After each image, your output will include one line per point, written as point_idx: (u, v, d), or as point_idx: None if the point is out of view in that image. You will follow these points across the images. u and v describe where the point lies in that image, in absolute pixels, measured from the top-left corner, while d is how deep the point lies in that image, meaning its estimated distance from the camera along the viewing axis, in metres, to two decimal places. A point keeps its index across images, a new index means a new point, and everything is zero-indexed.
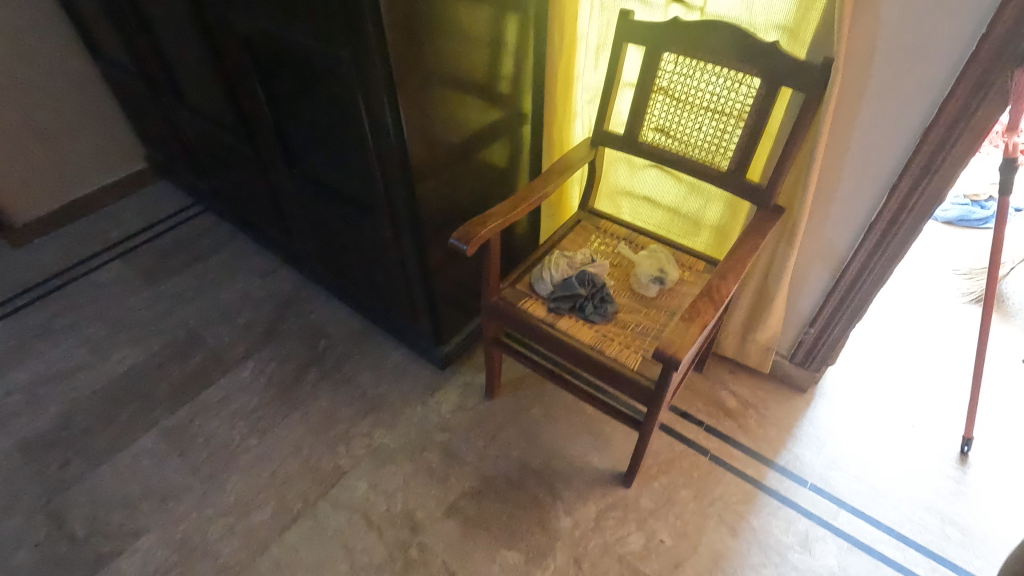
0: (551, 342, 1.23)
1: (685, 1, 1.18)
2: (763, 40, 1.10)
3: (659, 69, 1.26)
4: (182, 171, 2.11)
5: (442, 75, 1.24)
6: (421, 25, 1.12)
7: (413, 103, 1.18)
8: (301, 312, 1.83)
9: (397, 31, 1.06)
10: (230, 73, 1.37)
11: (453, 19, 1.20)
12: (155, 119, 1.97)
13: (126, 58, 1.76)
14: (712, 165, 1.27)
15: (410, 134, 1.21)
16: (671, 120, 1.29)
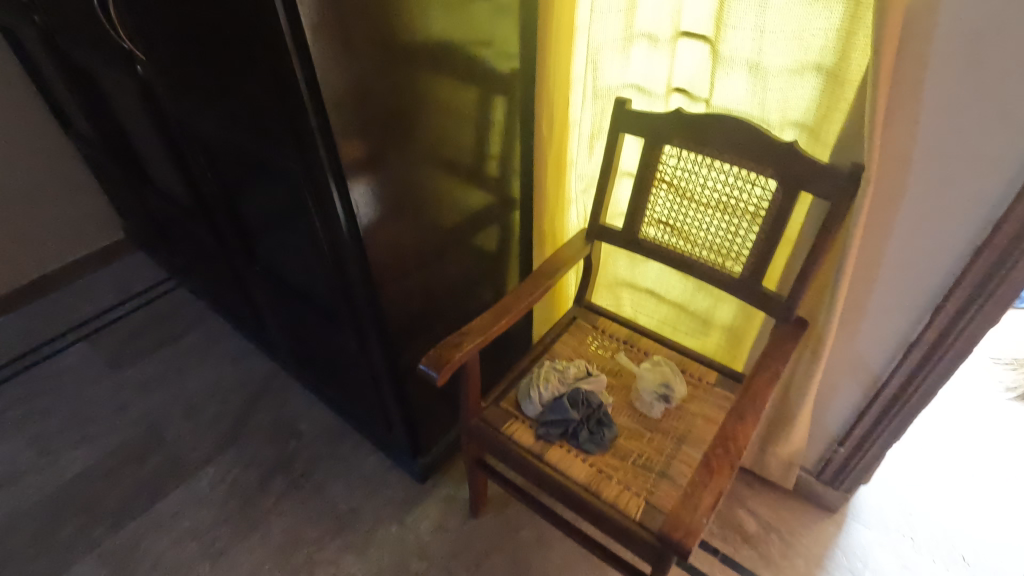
0: (539, 477, 1.05)
1: (688, 92, 1.05)
2: (778, 138, 0.96)
3: (660, 164, 1.12)
4: (155, 244, 2.00)
5: (413, 170, 1.11)
6: (384, 123, 1.00)
7: (375, 205, 1.05)
8: (271, 405, 1.67)
9: (351, 133, 0.94)
10: (189, 164, 1.24)
11: (424, 111, 1.07)
12: (126, 194, 1.85)
13: (93, 135, 1.66)
14: (722, 269, 1.12)
15: (371, 237, 1.08)
16: (675, 217, 1.15)
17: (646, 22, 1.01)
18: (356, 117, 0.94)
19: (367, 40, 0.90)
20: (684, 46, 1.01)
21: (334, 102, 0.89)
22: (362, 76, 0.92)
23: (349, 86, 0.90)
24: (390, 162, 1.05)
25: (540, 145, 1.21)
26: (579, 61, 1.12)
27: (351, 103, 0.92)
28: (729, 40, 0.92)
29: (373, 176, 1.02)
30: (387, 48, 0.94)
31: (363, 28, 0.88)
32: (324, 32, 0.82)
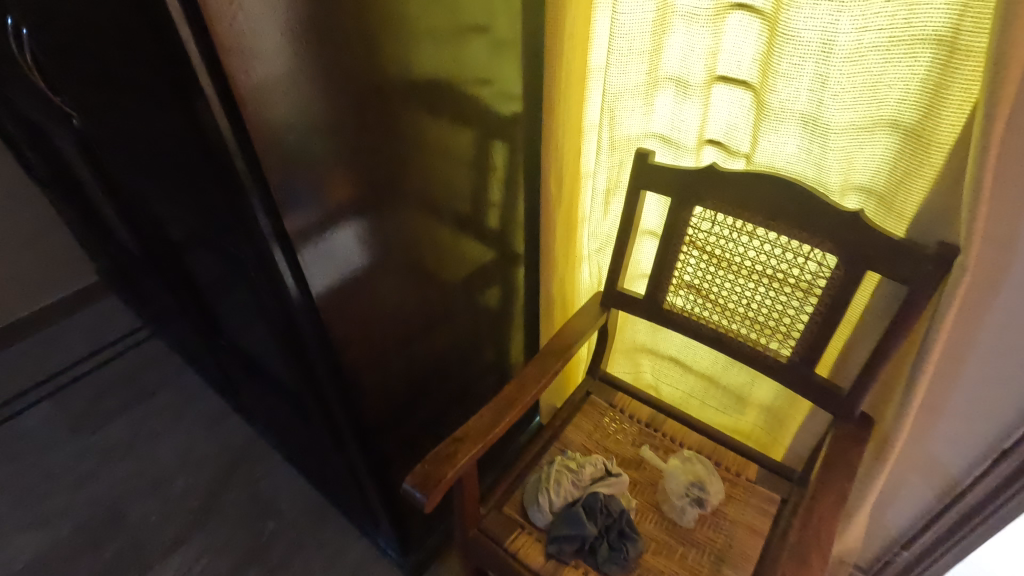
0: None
1: (724, 145, 0.89)
2: (839, 205, 0.79)
3: (690, 227, 0.95)
4: (125, 289, 1.83)
5: (392, 234, 0.94)
6: (357, 186, 0.83)
7: (342, 278, 0.89)
8: (248, 479, 1.50)
9: (310, 201, 0.78)
10: (143, 224, 1.08)
11: (405, 168, 0.91)
12: (88, 237, 1.68)
13: (50, 177, 1.50)
14: (766, 350, 0.94)
15: (336, 315, 0.91)
16: (708, 288, 0.98)
17: (674, 66, 0.85)
18: (319, 184, 0.78)
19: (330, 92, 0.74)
20: (721, 93, 0.85)
21: (283, 164, 0.72)
22: (326, 135, 0.75)
23: (307, 145, 0.74)
24: (360, 229, 0.88)
25: (547, 201, 1.04)
26: (594, 107, 0.96)
27: (308, 166, 0.75)
28: (779, 90, 0.75)
29: (338, 245, 0.86)
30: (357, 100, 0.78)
31: (323, 80, 0.72)
32: (264, 81, 0.66)
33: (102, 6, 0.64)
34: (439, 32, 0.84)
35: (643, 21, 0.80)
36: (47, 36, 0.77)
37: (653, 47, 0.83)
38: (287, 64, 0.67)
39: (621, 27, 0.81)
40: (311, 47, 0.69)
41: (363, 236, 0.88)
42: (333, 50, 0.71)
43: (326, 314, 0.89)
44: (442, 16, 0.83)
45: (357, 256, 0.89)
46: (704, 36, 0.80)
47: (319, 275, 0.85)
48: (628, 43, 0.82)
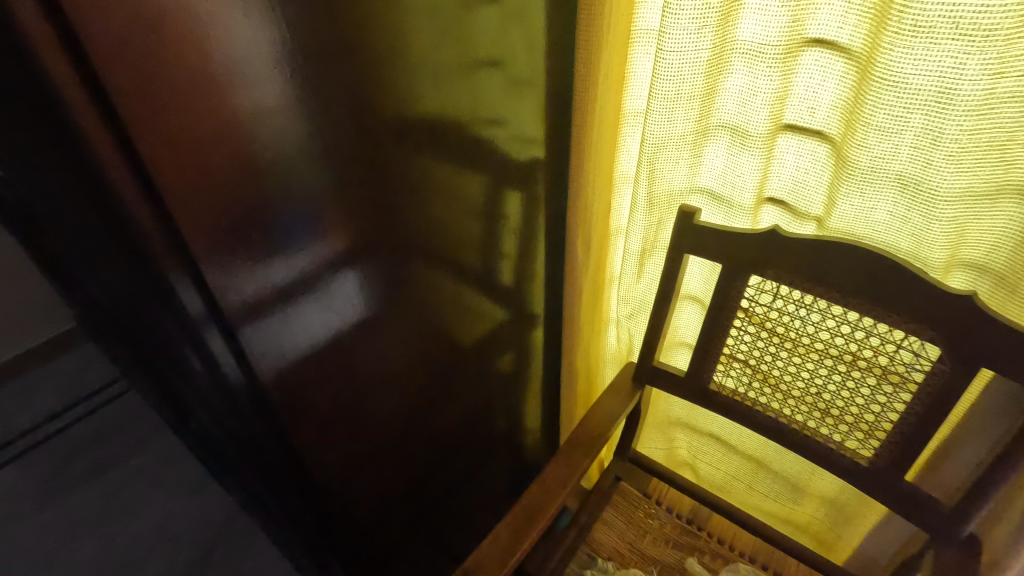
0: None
1: (789, 205, 0.74)
2: (944, 286, 0.64)
3: (746, 299, 0.80)
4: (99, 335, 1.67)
5: (373, 305, 0.78)
6: (317, 252, 0.66)
7: (296, 355, 0.71)
8: (229, 560, 1.34)
9: (251, 271, 0.59)
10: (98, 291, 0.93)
11: (396, 228, 0.75)
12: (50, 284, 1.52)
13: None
14: (841, 447, 0.79)
15: (304, 407, 0.75)
16: (768, 368, 0.82)
17: (730, 112, 0.70)
18: (269, 256, 0.60)
19: (286, 148, 0.57)
20: (786, 145, 0.70)
21: (216, 242, 0.55)
22: (292, 201, 0.60)
23: (264, 216, 0.58)
24: (326, 305, 0.71)
25: (575, 265, 0.91)
26: (630, 158, 0.81)
27: (265, 241, 0.59)
28: (871, 146, 0.60)
29: (295, 322, 0.68)
30: (329, 156, 0.61)
31: (276, 133, 0.55)
32: (181, 140, 0.49)
33: None
34: (440, 70, 0.69)
35: (693, 59, 0.66)
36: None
37: (705, 90, 0.68)
38: (217, 113, 0.50)
39: (667, 66, 0.66)
40: (262, 94, 0.53)
41: (325, 305, 0.71)
42: (289, 96, 0.55)
43: (265, 398, 0.70)
44: (443, 50, 0.68)
45: (314, 325, 0.71)
46: (770, 79, 0.65)
47: (265, 355, 0.67)
48: (676, 86, 0.68)
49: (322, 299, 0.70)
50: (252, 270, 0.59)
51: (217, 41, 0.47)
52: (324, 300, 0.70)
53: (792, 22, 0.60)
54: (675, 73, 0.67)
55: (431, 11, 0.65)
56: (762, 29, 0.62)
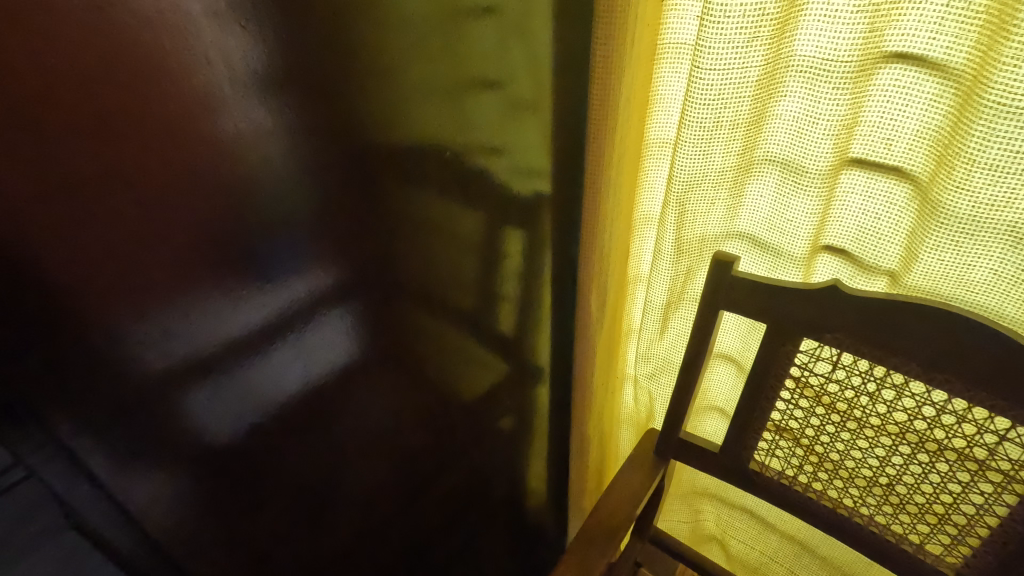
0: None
1: (853, 256, 0.60)
2: None
3: (797, 367, 0.66)
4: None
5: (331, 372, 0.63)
6: (271, 310, 0.53)
7: (235, 433, 0.57)
8: None
9: (169, 329, 0.46)
10: None
11: (364, 283, 0.61)
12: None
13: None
14: (917, 546, 0.65)
15: (245, 495, 0.62)
16: (824, 447, 0.68)
17: (781, 143, 0.57)
18: (196, 318, 0.47)
19: (211, 184, 0.43)
20: (851, 184, 0.56)
21: (114, 298, 0.42)
22: (224, 253, 0.46)
23: (188, 269, 0.45)
24: (299, 351, 0.58)
25: (587, 323, 0.76)
26: (654, 197, 0.68)
27: (221, 289, 0.48)
28: (973, 187, 0.48)
29: (260, 373, 0.56)
30: (268, 197, 0.47)
31: (193, 163, 0.42)
32: (71, 160, 0.36)
33: None
34: (419, 93, 0.55)
35: (738, 80, 0.52)
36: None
37: (751, 117, 0.55)
38: (108, 135, 0.37)
39: (703, 88, 0.53)
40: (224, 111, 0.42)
41: (280, 364, 0.57)
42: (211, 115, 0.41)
43: (193, 476, 0.55)
44: (418, 67, 0.53)
45: (260, 395, 0.57)
46: (835, 104, 0.52)
47: (218, 416, 0.54)
48: (715, 114, 0.55)
49: (270, 364, 0.56)
50: (197, 327, 0.48)
51: (104, 34, 0.35)
52: (275, 368, 0.57)
53: (869, 32, 0.47)
54: (715, 97, 0.53)
55: (408, 18, 0.51)
56: (827, 43, 0.49)
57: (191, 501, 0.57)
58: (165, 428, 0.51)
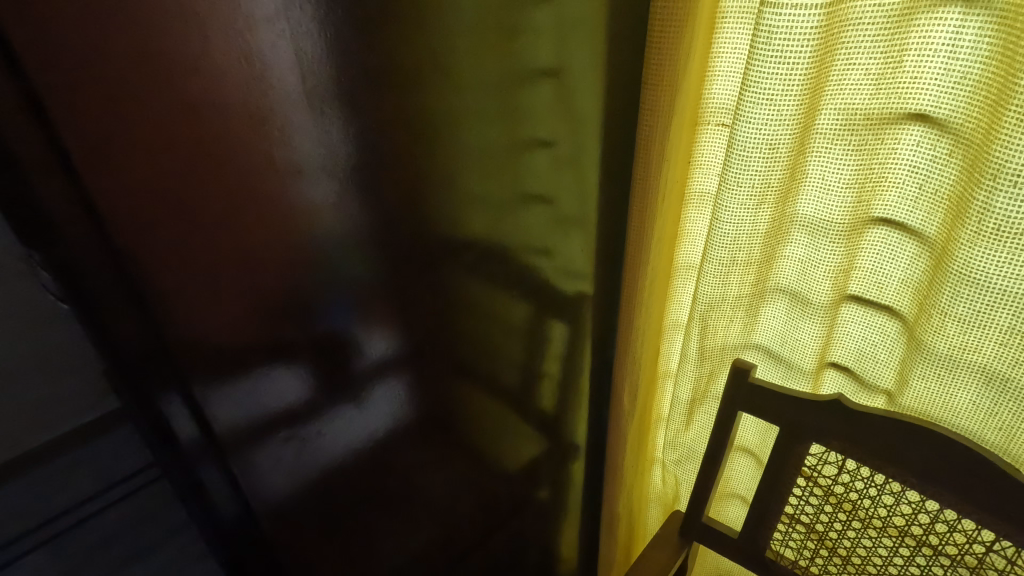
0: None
1: (856, 374, 0.69)
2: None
3: (809, 468, 0.74)
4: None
5: (369, 440, 0.67)
6: (347, 376, 0.59)
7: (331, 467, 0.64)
8: None
9: (275, 391, 0.54)
10: None
11: (443, 363, 0.71)
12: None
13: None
14: None
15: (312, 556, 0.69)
16: (833, 539, 0.75)
17: (789, 278, 0.68)
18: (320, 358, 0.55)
19: (279, 227, 0.46)
20: (850, 315, 0.66)
21: (213, 317, 0.46)
22: (305, 345, 0.53)
23: (278, 354, 0.51)
24: (384, 402, 0.66)
25: (620, 410, 0.86)
26: (680, 309, 0.79)
27: (312, 341, 0.53)
28: (947, 334, 0.57)
29: (359, 417, 0.64)
30: (340, 274, 0.52)
31: (272, 223, 0.45)
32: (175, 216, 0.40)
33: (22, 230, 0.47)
34: (482, 220, 0.64)
35: (750, 232, 0.64)
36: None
37: (763, 256, 0.66)
38: (237, 211, 0.43)
39: (721, 235, 0.65)
40: (323, 204, 0.48)
41: (369, 413, 0.65)
42: (291, 184, 0.45)
43: (257, 489, 0.59)
44: (479, 202, 0.63)
45: (333, 443, 0.63)
46: (832, 253, 0.62)
47: (311, 449, 0.61)
48: (732, 254, 0.66)
49: (332, 426, 0.61)
50: (306, 368, 0.55)
51: (250, 141, 0.41)
52: (324, 429, 0.61)
53: (857, 202, 0.58)
54: (731, 242, 0.65)
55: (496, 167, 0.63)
56: (823, 208, 0.61)
57: (263, 521, 0.61)
58: (259, 434, 0.55)
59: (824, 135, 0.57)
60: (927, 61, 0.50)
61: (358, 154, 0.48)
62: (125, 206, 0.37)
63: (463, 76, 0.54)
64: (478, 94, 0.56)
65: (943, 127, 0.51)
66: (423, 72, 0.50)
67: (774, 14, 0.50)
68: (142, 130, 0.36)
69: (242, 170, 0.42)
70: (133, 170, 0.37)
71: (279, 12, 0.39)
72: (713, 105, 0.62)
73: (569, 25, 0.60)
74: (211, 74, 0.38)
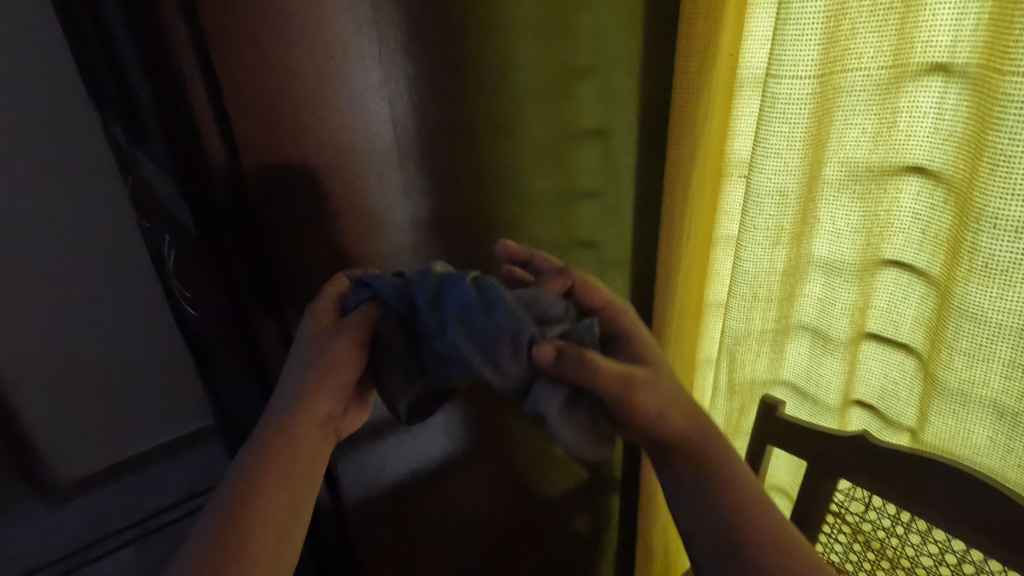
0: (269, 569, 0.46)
1: (881, 411, 0.72)
2: None
3: (837, 505, 0.76)
4: (177, 422, 1.65)
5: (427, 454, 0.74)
6: None
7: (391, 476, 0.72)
8: None
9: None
10: (229, 414, 1.02)
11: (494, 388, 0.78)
12: (116, 365, 1.51)
13: (157, 299, 1.49)
14: None
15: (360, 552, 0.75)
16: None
17: (810, 315, 0.74)
18: None
19: (367, 247, 0.57)
20: (870, 352, 0.70)
21: None
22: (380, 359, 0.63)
23: None
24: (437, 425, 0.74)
25: None
26: (711, 344, 0.85)
27: None
28: (955, 367, 0.60)
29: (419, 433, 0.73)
30: None
31: (361, 243, 0.57)
32: (297, 231, 0.52)
33: (187, 238, 0.61)
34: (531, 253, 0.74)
35: (768, 270, 0.70)
36: (154, 191, 0.76)
37: (784, 294, 0.72)
38: (341, 233, 0.55)
39: (743, 273, 0.71)
40: (399, 231, 0.59)
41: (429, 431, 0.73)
42: (379, 213, 0.57)
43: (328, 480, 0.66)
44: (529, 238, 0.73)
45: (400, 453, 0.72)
46: (847, 293, 0.68)
47: (379, 455, 0.70)
48: (753, 291, 0.72)
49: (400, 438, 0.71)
50: None
51: (356, 178, 0.54)
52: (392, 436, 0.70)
53: (866, 245, 0.64)
54: (752, 279, 0.71)
55: (549, 210, 0.73)
56: (836, 249, 0.67)
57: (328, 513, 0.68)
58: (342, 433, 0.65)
59: (832, 184, 0.65)
60: (917, 121, 0.57)
61: (431, 188, 0.60)
62: (269, 220, 0.50)
63: (517, 130, 0.66)
64: (529, 148, 0.68)
65: (937, 177, 0.58)
66: (480, 126, 0.62)
67: (776, 83, 0.60)
68: (281, 164, 0.49)
69: (350, 200, 0.54)
70: (277, 194, 0.50)
71: (374, 81, 0.52)
72: (734, 159, 0.73)
73: (611, 93, 0.71)
74: (337, 130, 0.51)
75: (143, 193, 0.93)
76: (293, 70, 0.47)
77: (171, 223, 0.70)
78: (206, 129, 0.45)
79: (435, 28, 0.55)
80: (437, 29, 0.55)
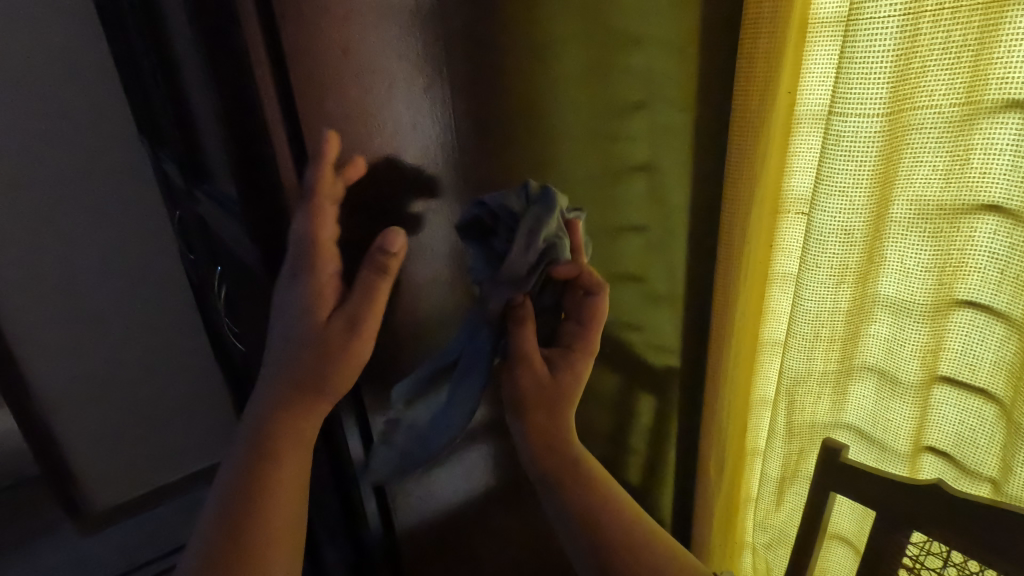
0: (293, 519, 0.51)
1: (954, 459, 0.68)
2: None
3: (911, 559, 0.73)
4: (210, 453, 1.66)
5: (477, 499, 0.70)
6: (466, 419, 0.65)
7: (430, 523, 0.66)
8: None
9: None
10: None
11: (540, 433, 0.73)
12: (156, 394, 1.53)
13: (197, 331, 1.51)
14: None
15: None
16: None
17: (875, 356, 0.71)
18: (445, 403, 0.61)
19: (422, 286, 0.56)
20: (943, 397, 0.67)
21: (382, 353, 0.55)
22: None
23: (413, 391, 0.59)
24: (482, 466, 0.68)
25: (708, 485, 0.86)
26: (768, 385, 0.82)
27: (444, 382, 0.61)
28: None
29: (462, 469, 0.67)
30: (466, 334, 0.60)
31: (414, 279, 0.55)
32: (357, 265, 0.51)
33: (250, 270, 0.61)
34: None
35: (831, 309, 0.69)
36: (213, 229, 0.77)
37: (848, 334, 0.70)
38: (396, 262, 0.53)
39: (803, 312, 0.70)
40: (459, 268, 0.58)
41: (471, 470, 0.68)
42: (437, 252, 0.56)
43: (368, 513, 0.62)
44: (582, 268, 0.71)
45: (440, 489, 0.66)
46: (918, 333, 0.65)
47: (420, 489, 0.64)
48: (815, 330, 0.70)
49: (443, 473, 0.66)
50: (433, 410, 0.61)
51: (421, 214, 0.53)
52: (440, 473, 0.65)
53: (938, 285, 0.61)
54: (813, 319, 0.70)
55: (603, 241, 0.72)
56: (905, 288, 0.64)
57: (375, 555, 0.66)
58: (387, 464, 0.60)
59: (900, 223, 0.62)
60: (993, 158, 0.54)
61: None
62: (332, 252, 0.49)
63: (562, 170, 0.63)
64: (574, 186, 0.65)
65: (1018, 218, 0.54)
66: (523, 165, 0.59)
67: (841, 121, 0.59)
68: (346, 198, 0.48)
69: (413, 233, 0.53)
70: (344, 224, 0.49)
71: (410, 121, 0.49)
72: (792, 195, 0.71)
73: (660, 130, 0.68)
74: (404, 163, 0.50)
75: (195, 228, 0.95)
76: (367, 102, 0.47)
77: (230, 255, 0.70)
78: (282, 159, 0.45)
79: (479, 67, 0.52)
80: (479, 67, 0.52)
